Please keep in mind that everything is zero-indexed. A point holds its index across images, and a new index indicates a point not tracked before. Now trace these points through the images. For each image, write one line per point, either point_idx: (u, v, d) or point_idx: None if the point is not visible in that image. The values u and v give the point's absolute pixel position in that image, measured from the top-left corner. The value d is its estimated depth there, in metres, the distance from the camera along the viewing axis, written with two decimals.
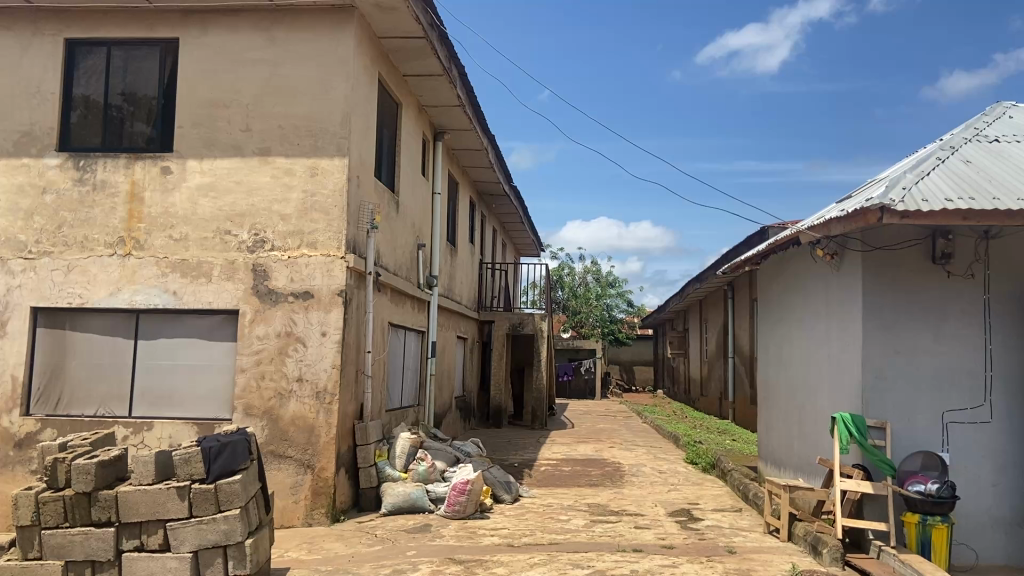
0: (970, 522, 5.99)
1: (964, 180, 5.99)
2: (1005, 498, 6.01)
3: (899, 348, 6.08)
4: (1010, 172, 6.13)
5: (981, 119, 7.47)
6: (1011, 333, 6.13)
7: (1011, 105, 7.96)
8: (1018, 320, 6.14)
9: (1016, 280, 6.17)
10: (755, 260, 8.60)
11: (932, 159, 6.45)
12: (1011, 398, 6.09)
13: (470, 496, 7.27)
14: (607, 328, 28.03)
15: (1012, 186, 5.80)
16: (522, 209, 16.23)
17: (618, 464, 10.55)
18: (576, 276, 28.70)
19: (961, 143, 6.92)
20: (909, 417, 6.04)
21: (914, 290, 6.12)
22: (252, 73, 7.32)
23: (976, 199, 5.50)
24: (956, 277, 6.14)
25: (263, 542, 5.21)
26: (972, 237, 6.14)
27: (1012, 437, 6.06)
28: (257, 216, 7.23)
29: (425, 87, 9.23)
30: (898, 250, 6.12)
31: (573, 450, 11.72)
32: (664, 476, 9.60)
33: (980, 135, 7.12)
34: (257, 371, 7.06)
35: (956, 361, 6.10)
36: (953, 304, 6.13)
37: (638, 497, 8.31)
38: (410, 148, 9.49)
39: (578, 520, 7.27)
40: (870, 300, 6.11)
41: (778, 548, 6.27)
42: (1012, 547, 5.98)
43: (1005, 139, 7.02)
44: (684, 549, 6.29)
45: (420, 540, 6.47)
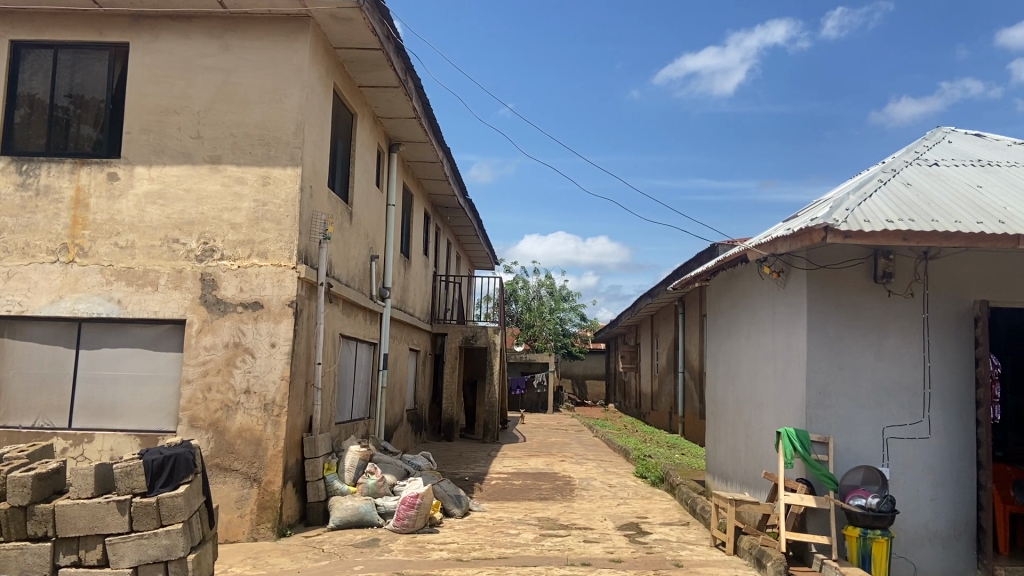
0: (908, 535, 6.15)
1: (904, 202, 6.18)
2: (943, 512, 6.18)
3: (841, 364, 6.24)
4: (948, 195, 6.34)
5: (922, 144, 7.72)
6: (948, 351, 6.32)
7: (950, 130, 8.26)
8: (955, 339, 6.33)
9: (954, 300, 6.35)
10: (705, 275, 8.75)
11: (874, 182, 6.65)
12: (948, 413, 6.27)
13: (419, 510, 7.23)
14: (560, 341, 28.19)
15: (950, 208, 6.00)
16: (477, 221, 16.25)
17: (568, 477, 10.58)
18: (529, 290, 28.80)
19: (902, 166, 7.14)
20: (851, 432, 6.19)
21: (857, 307, 6.28)
22: (204, 80, 7.23)
23: (915, 221, 5.68)
24: (897, 296, 6.31)
25: (206, 556, 5.10)
26: (911, 258, 6.31)
27: (949, 452, 6.24)
28: (206, 224, 7.13)
29: (381, 99, 9.22)
30: (841, 269, 6.28)
31: (524, 463, 11.73)
32: (613, 490, 9.65)
33: (920, 158, 7.36)
34: (203, 383, 6.94)
35: (896, 378, 6.27)
36: (894, 322, 6.30)
37: (587, 511, 8.34)
38: (365, 158, 9.44)
39: (528, 534, 7.27)
40: (815, 316, 6.25)
41: (723, 561, 6.35)
42: (949, 560, 6.15)
43: (944, 162, 7.26)
44: (631, 562, 6.34)
45: (368, 555, 6.39)
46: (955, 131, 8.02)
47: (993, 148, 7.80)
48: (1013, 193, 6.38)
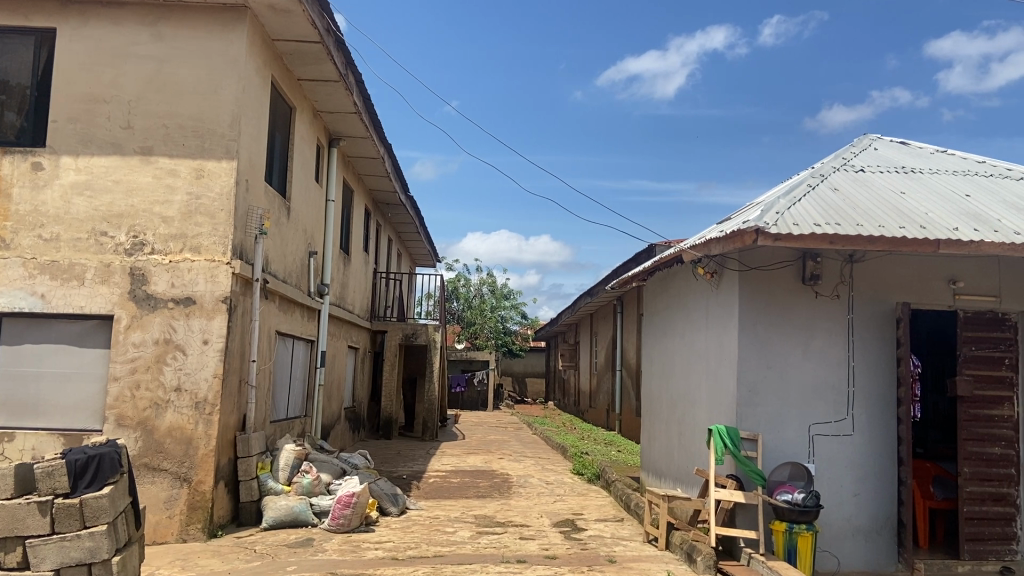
0: (832, 530, 6.34)
1: (831, 206, 6.36)
2: (865, 507, 6.40)
3: (770, 363, 6.40)
4: (873, 200, 6.56)
5: (849, 150, 7.98)
6: (872, 351, 6.54)
7: (877, 138, 8.55)
8: (878, 339, 6.55)
9: (878, 301, 6.57)
10: (642, 275, 8.88)
11: (804, 187, 6.84)
12: (871, 411, 6.49)
13: (355, 509, 7.17)
14: (501, 339, 28.25)
15: (873, 213, 6.21)
16: (419, 219, 16.17)
17: (506, 475, 10.62)
18: (471, 287, 28.78)
19: (830, 171, 7.36)
20: (779, 429, 6.36)
21: (786, 308, 6.45)
22: (135, 68, 7.03)
23: (841, 225, 5.85)
24: (824, 297, 6.51)
25: (132, 558, 4.97)
26: (837, 260, 6.51)
27: (871, 448, 6.46)
28: (136, 218, 6.93)
29: (320, 93, 9.09)
30: (771, 270, 6.45)
31: (463, 461, 11.72)
32: (550, 487, 9.73)
33: (848, 164, 7.60)
34: (131, 380, 6.75)
35: (822, 377, 6.46)
36: (821, 322, 6.49)
37: (524, 508, 8.38)
38: (303, 152, 9.31)
39: (464, 532, 7.28)
40: (745, 316, 6.40)
41: (655, 556, 6.46)
42: (871, 553, 6.36)
43: (869, 169, 7.52)
44: (566, 559, 6.40)
45: (301, 555, 6.31)
46: (881, 139, 8.30)
47: (917, 156, 8.09)
48: (933, 200, 6.62)
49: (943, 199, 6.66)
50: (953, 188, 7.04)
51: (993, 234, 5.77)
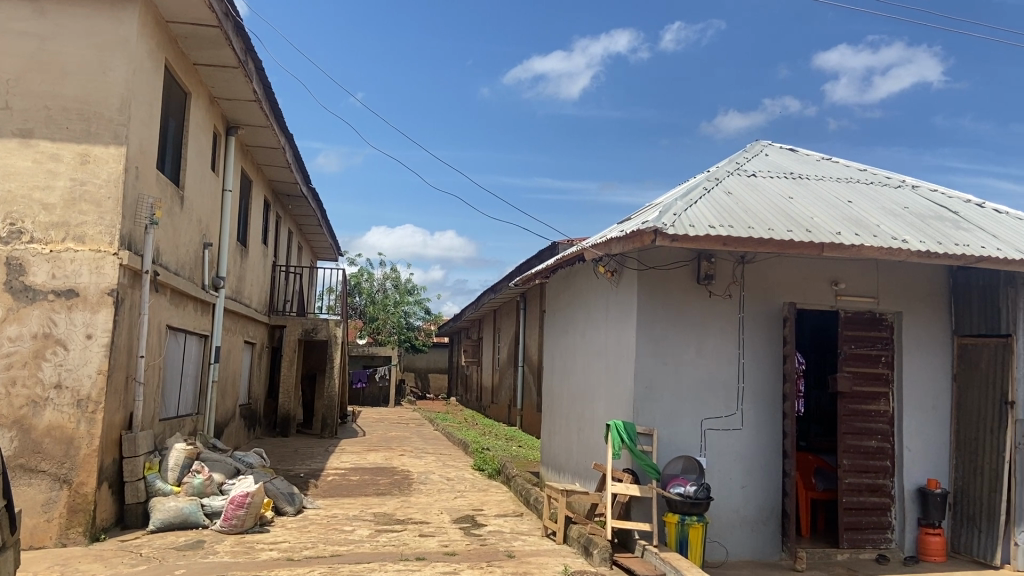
0: (721, 521, 6.59)
1: (725, 209, 6.59)
2: (752, 498, 6.68)
3: (666, 360, 6.59)
4: (763, 204, 6.85)
5: (742, 155, 8.30)
6: (760, 348, 6.83)
7: (768, 144, 8.92)
8: (766, 337, 6.85)
9: (766, 301, 6.86)
10: (545, 273, 8.98)
11: (700, 189, 7.06)
12: (759, 406, 6.78)
13: (249, 509, 6.97)
14: (403, 335, 28.02)
15: (763, 216, 6.48)
16: (321, 211, 15.85)
17: (406, 472, 10.55)
18: (374, 283, 28.42)
19: (725, 175, 7.64)
20: (673, 424, 6.55)
21: (681, 306, 6.66)
22: (14, 45, 6.60)
23: (734, 227, 6.07)
24: (717, 296, 6.74)
25: (6, 565, 4.67)
26: (730, 261, 6.76)
27: (758, 441, 6.75)
28: (13, 204, 6.51)
29: (217, 79, 8.77)
30: (668, 270, 6.64)
31: (363, 458, 11.57)
32: (451, 483, 9.72)
33: (741, 169, 7.91)
34: (6, 377, 6.34)
35: (714, 373, 6.70)
36: (714, 320, 6.73)
37: (424, 505, 8.35)
38: (198, 140, 8.96)
39: (362, 530, 7.19)
40: (643, 315, 6.56)
41: (553, 550, 6.56)
42: (756, 542, 6.64)
43: (761, 174, 7.84)
44: (465, 555, 6.41)
45: (191, 558, 6.09)
46: (772, 145, 8.67)
47: (804, 163, 8.49)
48: (819, 205, 6.96)
49: (828, 205, 7.00)
50: (836, 194, 7.41)
51: (873, 239, 6.11)
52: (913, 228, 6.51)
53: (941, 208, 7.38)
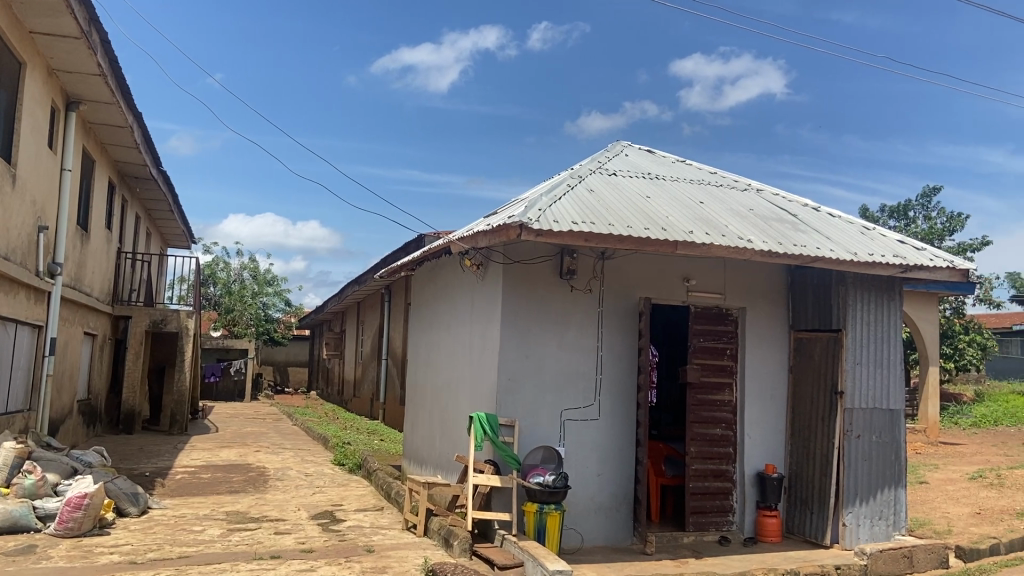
0: (577, 508, 6.78)
1: (587, 206, 6.77)
2: (607, 485, 6.92)
3: (529, 352, 6.71)
4: (622, 203, 7.09)
5: (604, 155, 8.56)
6: (618, 341, 7.08)
7: (628, 145, 9.25)
8: (624, 331, 7.10)
9: (625, 296, 7.11)
10: (410, 265, 8.92)
11: (564, 186, 7.22)
12: (615, 397, 7.03)
13: (87, 511, 6.52)
14: (261, 327, 27.06)
15: (623, 214, 6.71)
16: (172, 196, 15.02)
17: (262, 468, 10.21)
18: (230, 272, 27.26)
19: (587, 173, 7.86)
20: (534, 415, 6.68)
21: (544, 300, 6.79)
22: None
23: (595, 223, 6.24)
24: (578, 291, 6.92)
25: None
26: (591, 257, 6.96)
27: (614, 431, 7.00)
28: None
29: (57, 49, 8.11)
30: (531, 264, 6.75)
31: (215, 455, 11.09)
32: (309, 479, 9.49)
33: (603, 168, 8.15)
34: None
35: (574, 365, 6.88)
36: (575, 314, 6.91)
37: (280, 502, 8.10)
38: (34, 114, 8.26)
39: (214, 529, 6.88)
40: (507, 307, 6.64)
41: (413, 543, 6.54)
42: (610, 528, 6.89)
43: (621, 173, 8.12)
44: (322, 551, 6.27)
45: (19, 566, 5.62)
46: (632, 146, 9.00)
47: (661, 164, 8.86)
48: (674, 205, 7.28)
49: (682, 205, 7.34)
50: (689, 195, 7.78)
51: (722, 238, 6.45)
52: (758, 229, 6.93)
53: (782, 211, 7.90)
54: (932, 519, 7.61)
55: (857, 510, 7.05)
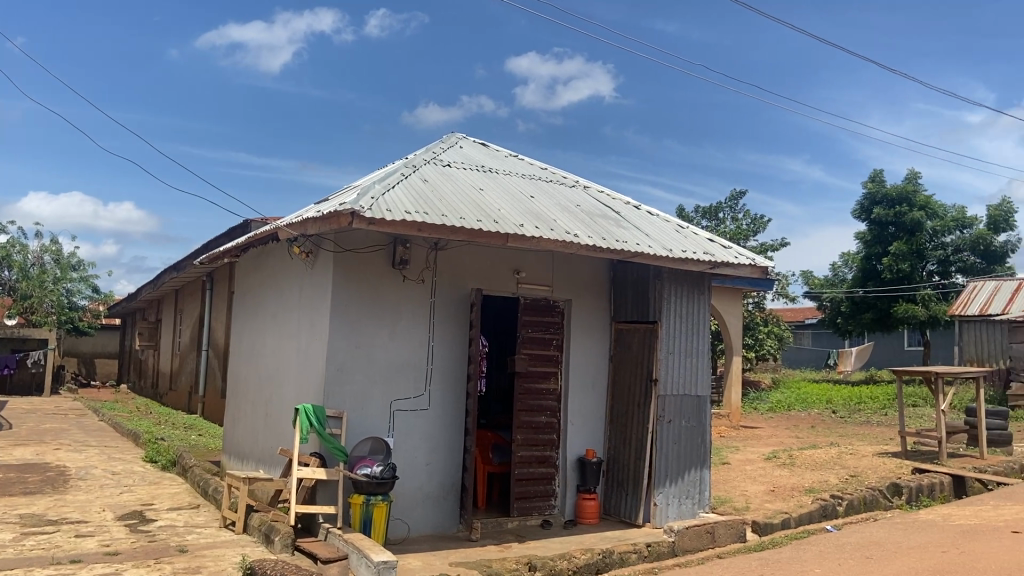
0: (404, 498, 6.77)
1: (421, 196, 6.74)
2: (435, 475, 6.95)
3: (359, 342, 6.59)
4: (456, 194, 7.13)
5: (439, 146, 8.56)
6: (449, 331, 7.12)
7: (462, 137, 9.31)
8: (455, 322, 7.15)
9: (456, 286, 7.16)
10: (234, 251, 8.51)
11: (397, 175, 7.15)
12: (445, 387, 7.07)
13: None
14: (64, 316, 24.85)
15: (456, 205, 6.74)
16: None
17: (62, 467, 9.38)
18: (28, 255, 24.81)
19: (422, 163, 7.83)
20: (362, 406, 6.58)
21: (375, 290, 6.70)
22: None
23: (428, 214, 6.22)
24: (410, 281, 6.89)
25: None
26: (424, 247, 6.94)
27: (443, 421, 7.04)
28: None
29: None
30: (363, 253, 6.64)
31: (6, 455, 10.06)
32: (117, 477, 8.83)
33: (437, 159, 8.15)
34: None
35: (404, 355, 6.84)
36: (407, 305, 6.87)
37: (82, 502, 7.48)
38: None
39: (3, 535, 6.25)
40: (337, 296, 6.49)
41: (231, 541, 6.26)
42: (437, 517, 6.93)
43: (456, 165, 8.15)
44: (130, 553, 5.86)
45: None
46: (467, 139, 9.07)
47: (494, 157, 8.99)
48: (506, 198, 7.41)
49: (514, 199, 7.48)
50: (521, 189, 7.96)
51: (551, 232, 6.64)
52: (584, 225, 7.19)
53: (607, 208, 8.25)
54: (733, 497, 8.25)
55: (666, 490, 7.49)
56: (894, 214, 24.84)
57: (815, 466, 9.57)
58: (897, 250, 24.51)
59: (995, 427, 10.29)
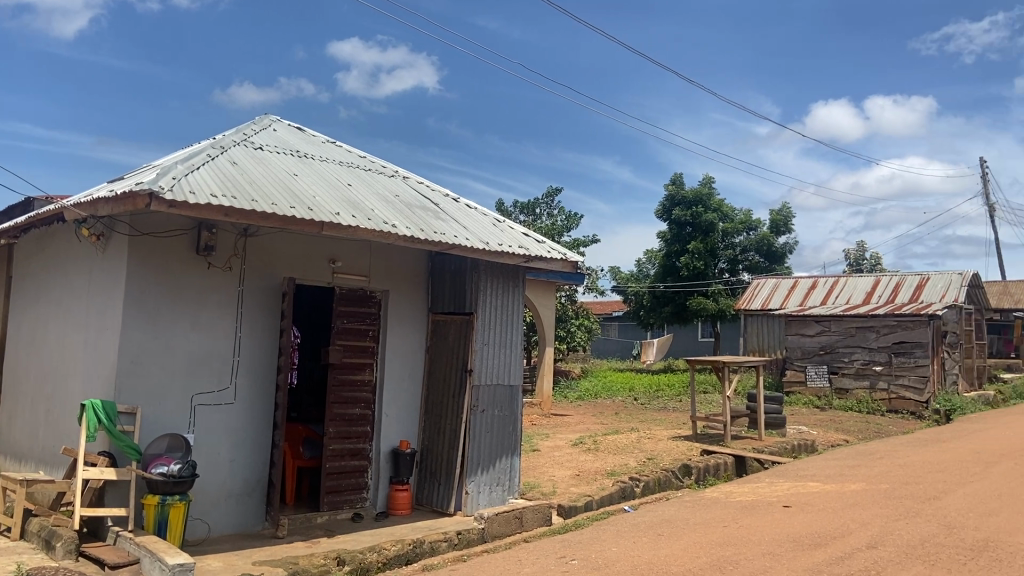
0: (205, 497, 6.42)
1: (228, 179, 6.40)
2: (240, 471, 6.65)
3: (156, 333, 6.16)
4: (267, 179, 6.83)
5: (250, 128, 8.16)
6: (257, 322, 6.82)
7: (276, 120, 8.93)
8: (264, 312, 6.86)
9: (267, 275, 6.86)
10: (11, 231, 7.66)
11: (203, 156, 6.74)
12: (251, 380, 6.77)
13: None
14: None
15: (268, 191, 6.46)
16: None
17: None
18: None
19: (231, 145, 7.43)
20: (159, 401, 6.15)
21: (176, 277, 6.28)
22: None
23: (236, 198, 5.90)
24: (215, 269, 6.51)
25: None
26: (231, 233, 6.58)
27: (249, 415, 6.74)
28: None
29: None
30: (163, 238, 6.19)
31: None
32: None
33: (248, 141, 7.77)
34: None
35: (207, 347, 6.47)
36: (211, 294, 6.50)
37: None
38: None
39: None
40: (133, 284, 6.02)
41: (5, 549, 5.65)
42: (241, 515, 6.64)
43: (268, 148, 7.81)
44: None
45: None
46: (280, 121, 8.71)
47: (310, 143, 8.70)
48: (321, 185, 7.19)
49: (329, 186, 7.29)
50: (337, 176, 7.76)
51: (367, 222, 6.52)
52: (401, 215, 7.14)
53: (425, 199, 8.24)
54: (541, 483, 8.54)
55: (478, 479, 7.61)
56: (691, 215, 26.73)
57: (616, 450, 10.11)
58: (694, 248, 26.41)
59: (771, 411, 11.37)
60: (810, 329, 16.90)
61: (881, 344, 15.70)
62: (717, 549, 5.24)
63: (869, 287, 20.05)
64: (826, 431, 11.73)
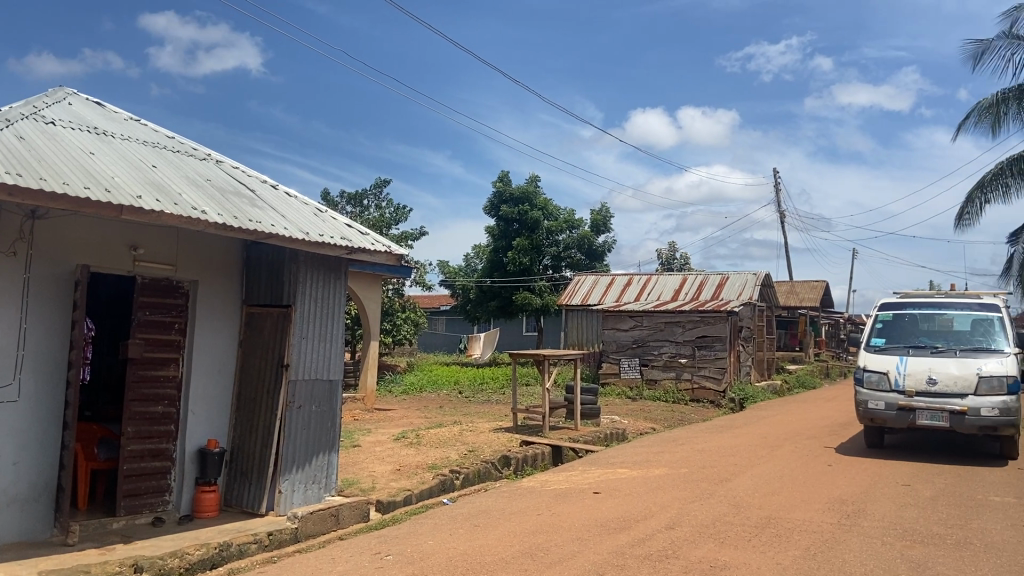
0: None
1: (13, 154, 5.77)
2: (23, 476, 6.03)
3: None
4: (59, 156, 6.23)
5: (40, 99, 7.42)
6: (46, 312, 6.20)
7: (71, 93, 8.17)
8: (54, 302, 6.25)
9: (57, 261, 6.26)
10: None
11: None
12: (38, 376, 6.15)
13: None
14: None
15: (60, 169, 5.89)
16: None
17: None
18: None
19: (16, 116, 6.71)
20: None
21: None
22: None
23: (21, 175, 5.33)
24: None
25: None
26: (16, 214, 5.93)
27: (36, 414, 6.13)
28: None
29: None
30: None
31: None
32: None
33: (37, 113, 7.05)
34: None
35: None
36: None
37: None
38: None
39: None
40: None
41: None
42: (25, 524, 6.03)
43: (61, 123, 7.13)
44: None
45: None
46: (76, 95, 7.99)
47: (110, 120, 8.03)
48: (122, 166, 6.66)
49: (132, 167, 6.77)
50: (141, 157, 7.22)
51: (174, 207, 6.11)
52: (213, 201, 6.75)
53: (240, 186, 7.85)
54: (360, 478, 8.41)
55: (291, 477, 7.34)
56: (518, 212, 27.32)
57: (438, 444, 10.16)
58: (519, 244, 27.09)
59: (587, 402, 11.87)
60: (624, 323, 17.66)
61: (686, 338, 16.84)
62: (531, 537, 5.40)
63: (677, 285, 21.44)
64: (637, 421, 12.42)
